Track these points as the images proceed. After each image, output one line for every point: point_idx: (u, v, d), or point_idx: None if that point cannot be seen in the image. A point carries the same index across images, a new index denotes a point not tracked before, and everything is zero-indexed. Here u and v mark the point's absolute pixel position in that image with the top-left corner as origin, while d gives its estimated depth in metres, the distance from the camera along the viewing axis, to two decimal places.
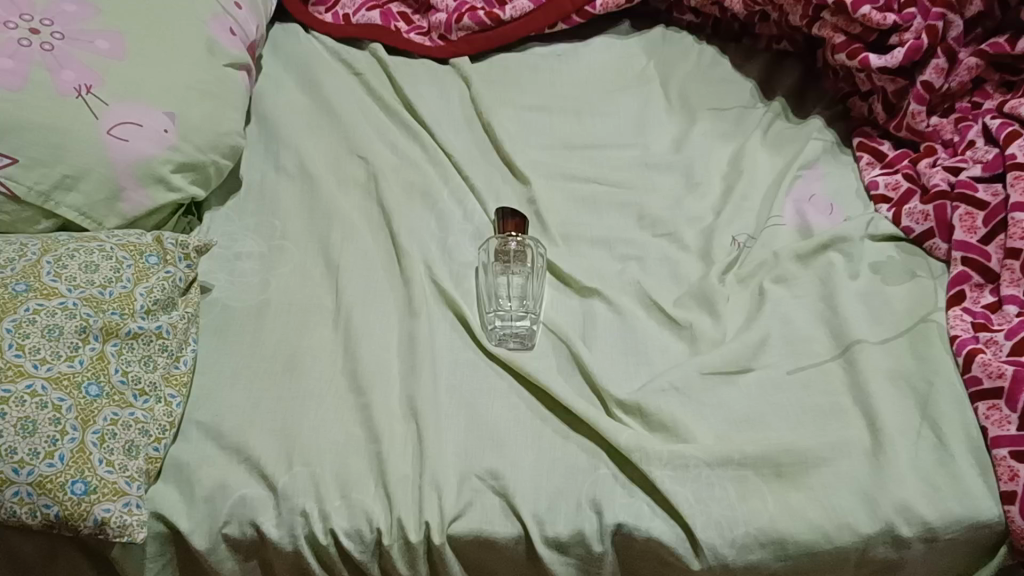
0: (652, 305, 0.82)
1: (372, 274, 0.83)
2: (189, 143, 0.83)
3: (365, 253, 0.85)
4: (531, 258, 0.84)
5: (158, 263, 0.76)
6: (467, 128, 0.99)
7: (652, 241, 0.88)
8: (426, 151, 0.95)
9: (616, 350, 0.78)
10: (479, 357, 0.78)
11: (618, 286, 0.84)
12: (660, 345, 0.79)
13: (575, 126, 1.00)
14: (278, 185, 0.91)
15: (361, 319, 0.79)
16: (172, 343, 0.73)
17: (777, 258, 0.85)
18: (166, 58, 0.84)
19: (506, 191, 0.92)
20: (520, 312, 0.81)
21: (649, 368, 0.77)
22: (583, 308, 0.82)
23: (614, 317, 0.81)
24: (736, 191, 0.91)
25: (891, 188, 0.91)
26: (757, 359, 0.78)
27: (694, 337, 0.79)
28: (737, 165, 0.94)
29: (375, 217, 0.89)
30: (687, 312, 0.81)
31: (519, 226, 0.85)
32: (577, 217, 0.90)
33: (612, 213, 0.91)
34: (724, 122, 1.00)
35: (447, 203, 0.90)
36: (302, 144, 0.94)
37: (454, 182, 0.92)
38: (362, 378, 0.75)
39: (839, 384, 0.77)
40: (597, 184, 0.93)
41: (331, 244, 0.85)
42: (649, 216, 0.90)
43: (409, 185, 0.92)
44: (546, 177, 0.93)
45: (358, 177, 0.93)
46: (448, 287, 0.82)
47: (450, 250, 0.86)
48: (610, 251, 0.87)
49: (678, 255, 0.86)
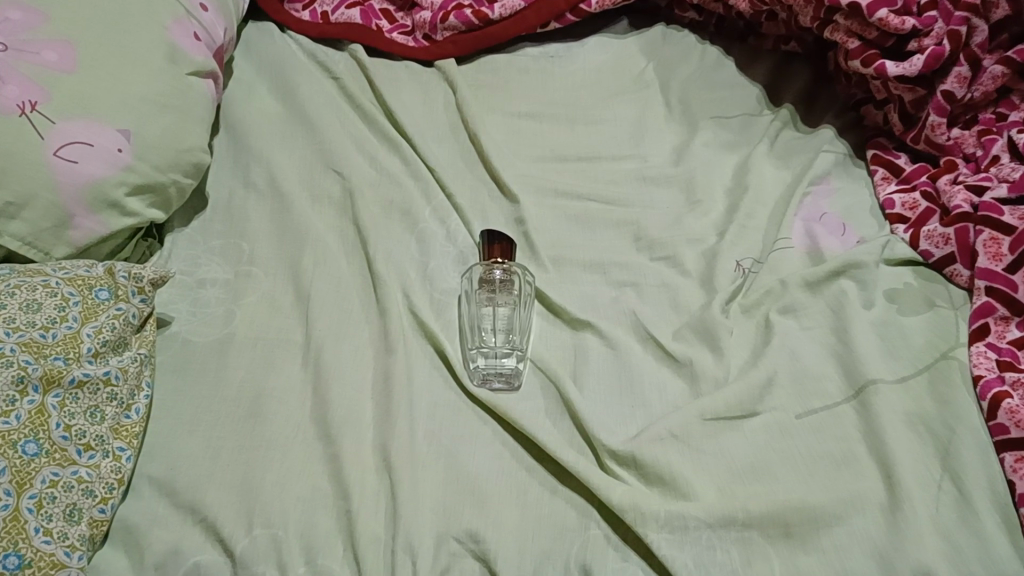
0: (649, 339, 0.75)
1: (345, 304, 0.77)
2: (147, 162, 0.76)
3: (338, 280, 0.78)
4: (517, 288, 0.77)
5: (109, 299, 0.69)
6: (452, 138, 0.92)
7: (650, 264, 0.81)
8: (407, 165, 0.89)
9: (609, 392, 0.72)
10: (460, 398, 0.72)
11: (613, 316, 0.77)
12: (657, 385, 0.72)
13: (568, 135, 0.93)
14: (246, 203, 0.85)
15: (332, 356, 0.73)
16: (122, 390, 0.66)
17: (785, 286, 0.78)
18: (121, 69, 0.77)
19: (493, 209, 0.86)
20: (505, 347, 0.74)
21: (646, 412, 0.71)
22: (575, 341, 0.76)
23: (609, 353, 0.74)
24: (740, 208, 0.85)
25: (908, 206, 0.84)
26: (763, 401, 0.71)
27: (695, 375, 0.73)
28: (742, 180, 0.87)
29: (351, 239, 0.83)
30: (688, 346, 0.75)
31: (506, 251, 0.77)
32: (569, 238, 0.83)
33: (606, 233, 0.84)
34: (727, 131, 0.93)
35: (429, 223, 0.84)
36: (273, 157, 0.87)
37: (436, 200, 0.86)
38: (331, 425, 0.68)
39: (853, 430, 0.70)
40: (591, 201, 0.86)
41: (302, 270, 0.79)
42: (647, 237, 0.83)
43: (388, 203, 0.85)
44: (536, 192, 0.87)
45: (333, 193, 0.86)
46: (428, 320, 0.76)
47: (431, 276, 0.80)
48: (604, 276, 0.81)
49: (678, 280, 0.80)
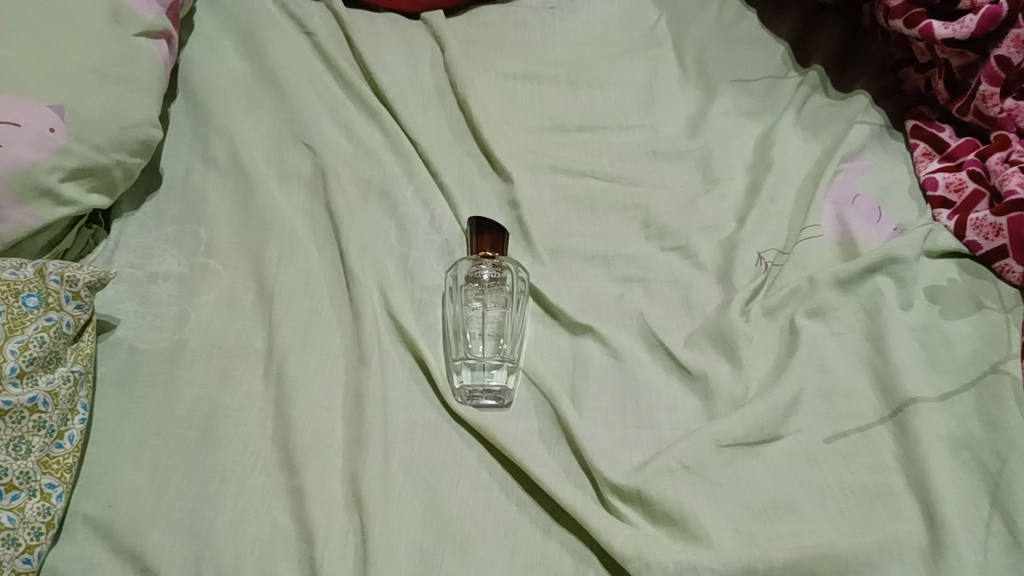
0: (657, 347, 0.67)
1: (314, 305, 0.68)
2: (85, 143, 0.66)
3: (307, 275, 0.69)
4: (508, 286, 0.68)
5: (38, 307, 0.59)
6: (439, 103, 0.82)
7: (660, 256, 0.72)
8: (387, 137, 0.79)
9: (612, 412, 0.63)
10: (443, 417, 0.63)
11: (616, 319, 0.68)
12: (665, 404, 0.64)
13: (569, 101, 0.83)
14: (206, 181, 0.75)
15: (297, 368, 0.64)
16: (52, 416, 0.57)
17: (813, 284, 0.69)
18: (55, 31, 0.67)
19: (483, 189, 0.76)
20: (494, 356, 0.65)
21: (652, 433, 0.62)
22: (573, 349, 0.67)
23: (612, 364, 0.66)
24: (762, 190, 0.75)
25: (953, 188, 0.74)
26: (786, 422, 0.63)
27: (709, 391, 0.64)
28: (765, 157, 0.78)
29: (323, 226, 0.73)
30: (702, 355, 0.66)
31: (496, 243, 0.68)
32: (569, 224, 0.74)
33: (611, 218, 0.75)
34: (749, 97, 0.83)
35: (411, 208, 0.74)
36: (237, 127, 0.78)
37: (420, 179, 0.76)
38: (294, 451, 0.60)
39: (889, 458, 0.62)
40: (594, 180, 0.77)
41: (266, 262, 0.70)
42: (657, 224, 0.74)
43: (365, 182, 0.75)
44: (531, 170, 0.77)
45: (303, 171, 0.76)
46: (407, 324, 0.67)
47: (412, 271, 0.71)
48: (608, 270, 0.71)
49: (691, 275, 0.71)
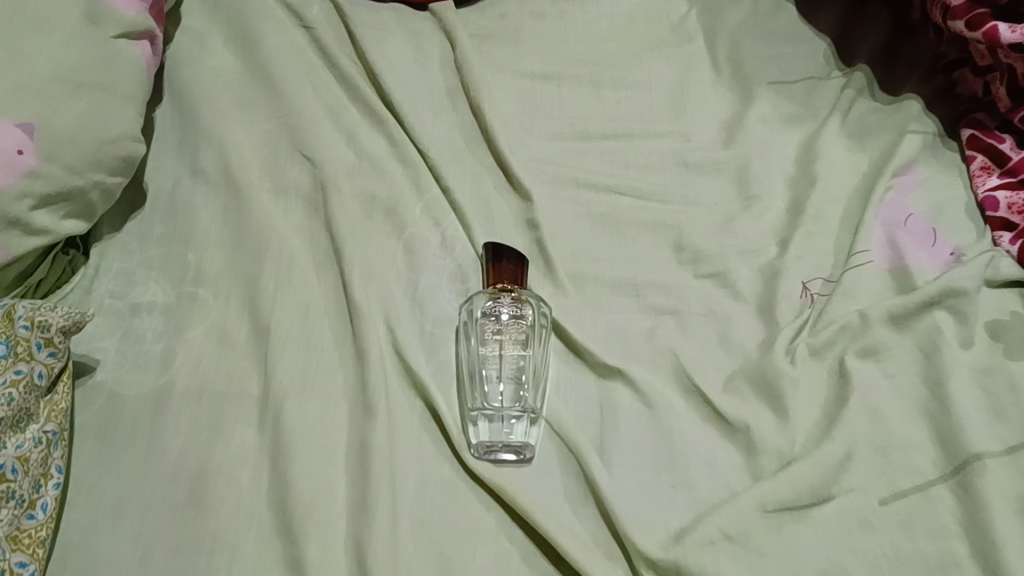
0: (694, 392, 0.60)
1: (314, 341, 0.61)
2: (58, 163, 0.59)
3: (306, 307, 0.63)
4: (530, 324, 0.62)
5: (6, 358, 0.53)
6: (451, 106, 0.75)
7: (695, 284, 0.65)
8: (393, 146, 0.72)
9: (645, 468, 0.57)
10: (457, 473, 0.57)
11: (648, 358, 0.62)
12: (702, 458, 0.58)
13: (593, 103, 0.76)
14: (194, 195, 0.68)
15: (296, 417, 0.58)
16: (21, 484, 0.51)
17: (865, 321, 0.62)
18: (23, 36, 0.59)
19: (499, 206, 0.69)
20: (513, 403, 0.59)
21: (689, 494, 0.57)
22: (601, 395, 0.61)
23: (644, 413, 0.60)
24: (806, 209, 0.68)
25: (1016, 210, 0.67)
26: (837, 482, 0.57)
27: (752, 445, 0.58)
28: (808, 170, 0.71)
29: (323, 248, 0.67)
30: (742, 402, 0.60)
31: (513, 275, 0.63)
32: (593, 247, 0.67)
33: (640, 239, 0.68)
34: (789, 102, 0.76)
35: (419, 227, 0.67)
36: (228, 134, 0.71)
37: (429, 194, 0.69)
38: (292, 516, 0.54)
39: (952, 523, 0.55)
40: (621, 195, 0.70)
41: (260, 292, 0.63)
42: (690, 247, 0.67)
43: (369, 198, 0.68)
44: (551, 185, 0.70)
45: (301, 185, 0.69)
46: (417, 365, 0.60)
47: (421, 300, 0.64)
48: (637, 299, 0.65)
49: (729, 307, 0.64)
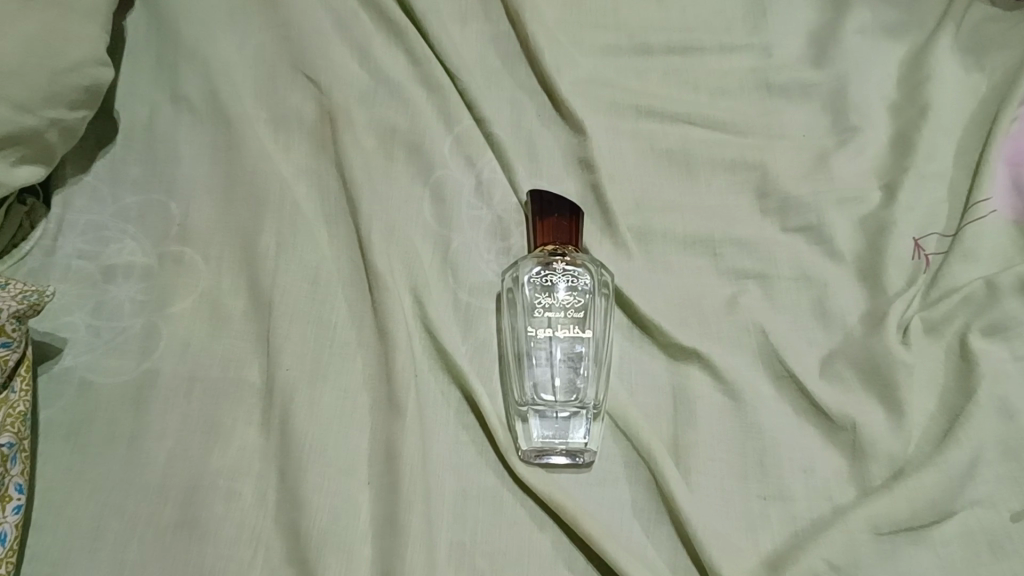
0: (785, 378, 0.50)
1: (327, 316, 0.51)
2: (3, 100, 0.47)
3: (315, 273, 0.52)
4: (587, 295, 0.51)
5: None
6: (483, 10, 0.62)
7: (783, 240, 0.54)
8: (416, 66, 0.60)
9: (729, 476, 0.47)
10: (503, 482, 0.47)
11: (729, 335, 0.51)
12: (798, 464, 0.48)
13: (654, 10, 0.63)
14: (176, 129, 0.56)
15: (307, 415, 0.48)
16: None
17: (992, 292, 0.51)
18: None
19: (544, 141, 0.58)
20: (568, 396, 0.49)
21: (784, 508, 0.47)
22: (674, 381, 0.50)
23: (727, 407, 0.49)
24: (916, 145, 0.57)
25: None
26: (962, 494, 0.46)
27: (860, 446, 0.48)
28: (916, 97, 0.59)
29: (334, 194, 0.55)
30: (846, 392, 0.50)
31: (557, 232, 0.51)
32: (659, 193, 0.56)
33: (715, 182, 0.56)
34: (891, 9, 0.63)
35: (450, 168, 0.56)
36: (215, 51, 0.58)
37: (461, 127, 0.58)
38: (306, 543, 0.44)
39: None
40: (691, 126, 0.58)
41: (260, 255, 0.52)
42: (777, 193, 0.56)
43: (388, 132, 0.57)
44: (607, 114, 0.58)
45: (305, 116, 0.57)
46: (451, 345, 0.50)
47: (454, 262, 0.53)
48: (715, 260, 0.54)
49: (825, 271, 0.53)
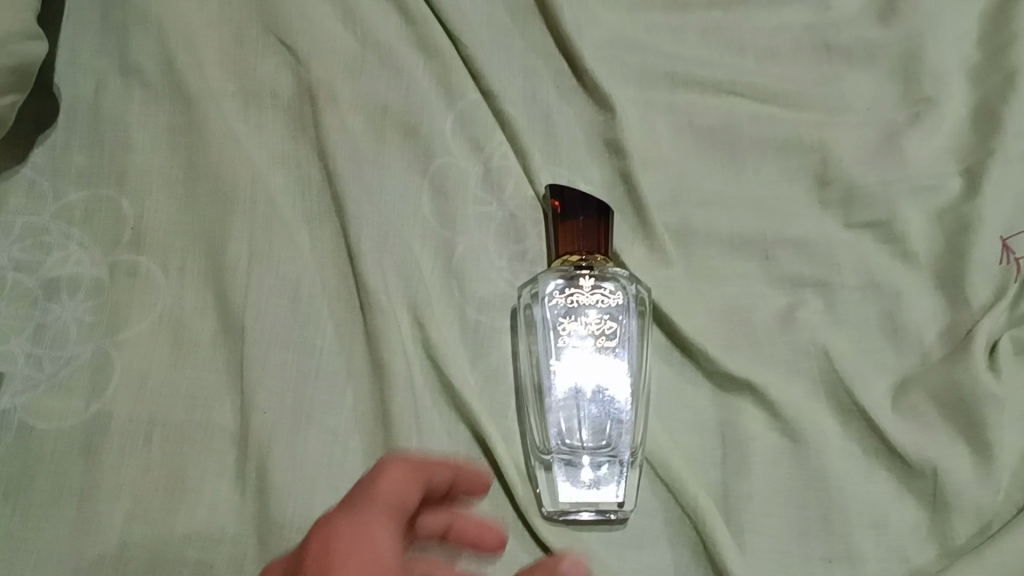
0: (853, 413, 0.43)
1: (310, 339, 0.43)
2: None
3: (296, 286, 0.44)
4: (621, 317, 0.43)
5: None
6: None
7: (846, 238, 0.47)
8: (411, 26, 0.50)
9: (788, 535, 0.40)
10: (523, 543, 0.40)
11: (784, 358, 0.44)
12: (868, 518, 0.40)
13: None
14: (127, 106, 0.47)
15: (289, 467, 0.40)
16: None
17: None
18: None
19: (564, 118, 0.49)
20: (598, 441, 0.42)
21: (852, 572, 0.40)
22: (721, 415, 0.43)
23: (785, 450, 0.42)
24: (1003, 120, 0.48)
25: None
26: None
27: (940, 498, 0.41)
28: (1000, 62, 0.50)
29: (317, 187, 0.47)
30: (923, 428, 0.42)
31: (581, 238, 0.43)
32: (701, 181, 0.48)
33: (764, 167, 0.49)
34: None
35: (453, 154, 0.48)
36: (173, 13, 0.49)
37: (465, 101, 0.49)
38: None
39: None
40: (737, 97, 0.50)
41: (228, 267, 0.44)
42: (838, 181, 0.48)
43: (378, 109, 0.48)
44: (638, 83, 0.50)
45: (280, 90, 0.48)
46: (459, 376, 0.43)
47: (460, 270, 0.45)
48: (767, 264, 0.46)
49: (897, 276, 0.46)
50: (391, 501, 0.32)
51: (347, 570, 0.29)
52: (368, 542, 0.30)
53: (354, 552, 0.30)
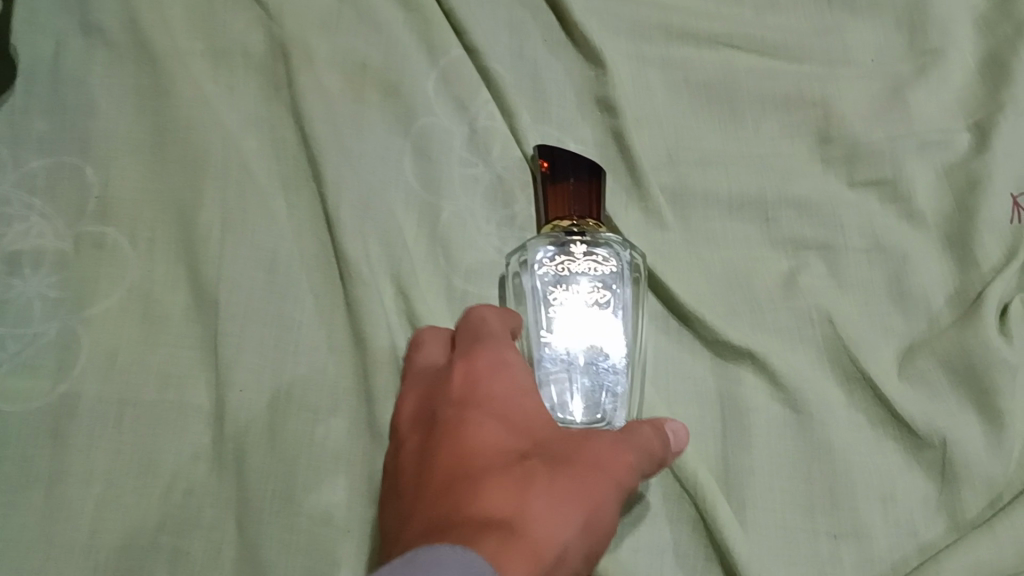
0: (858, 381, 0.41)
1: (288, 312, 0.41)
2: None
3: (272, 257, 0.42)
4: (614, 285, 0.41)
5: None
6: None
7: (850, 198, 0.44)
8: None
9: (791, 511, 0.38)
10: None
11: (786, 325, 0.42)
12: (875, 491, 0.39)
13: None
14: (89, 66, 0.44)
15: (269, 448, 0.38)
16: None
17: None
18: None
19: (552, 75, 0.47)
20: (591, 415, 0.38)
21: (859, 548, 0.38)
22: (721, 386, 0.41)
23: (788, 422, 0.40)
24: (1014, 73, 0.46)
25: None
26: None
27: (950, 469, 0.39)
28: (1011, 8, 0.47)
29: (293, 151, 0.44)
30: (932, 397, 0.40)
31: (569, 201, 0.41)
32: (698, 138, 0.46)
33: (764, 123, 0.46)
34: None
35: (436, 114, 0.45)
36: None
37: (449, 57, 0.46)
38: None
39: None
40: (734, 50, 0.47)
41: (200, 237, 0.42)
42: (841, 138, 0.46)
43: (357, 67, 0.46)
44: (630, 36, 0.47)
45: (251, 48, 0.46)
46: None
47: (445, 237, 0.43)
48: (767, 225, 0.44)
49: (903, 237, 0.44)
50: (504, 334, 0.38)
51: (489, 369, 0.36)
52: (506, 370, 0.36)
53: (495, 367, 0.36)
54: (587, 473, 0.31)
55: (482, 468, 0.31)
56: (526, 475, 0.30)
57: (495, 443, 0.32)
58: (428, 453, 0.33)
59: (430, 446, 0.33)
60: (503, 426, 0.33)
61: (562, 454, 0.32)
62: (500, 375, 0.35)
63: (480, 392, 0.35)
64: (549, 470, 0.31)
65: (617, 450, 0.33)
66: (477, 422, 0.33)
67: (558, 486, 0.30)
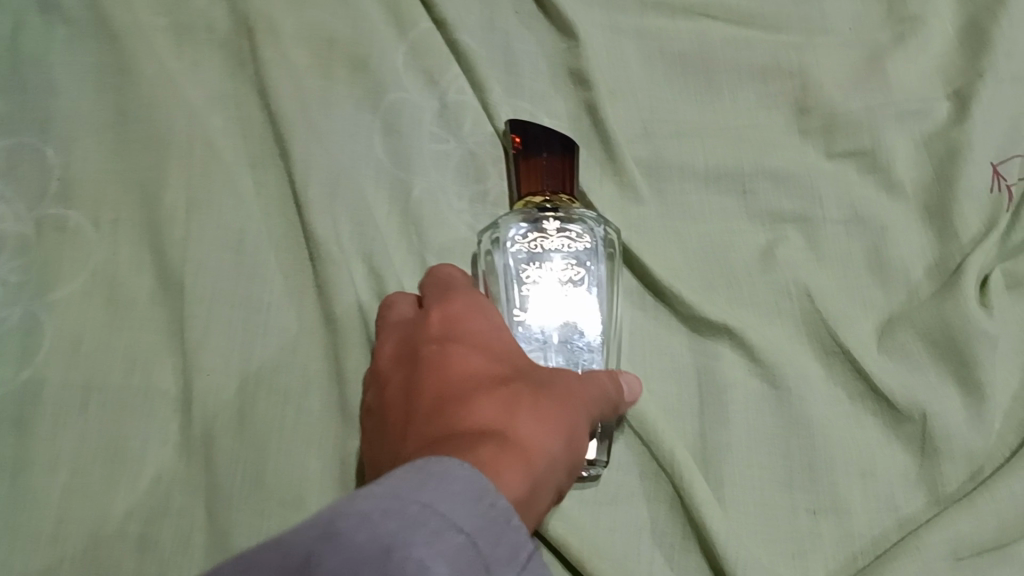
0: (836, 356, 0.40)
1: (256, 294, 0.40)
2: None
3: (240, 238, 0.41)
4: (588, 262, 0.40)
5: None
6: None
7: (828, 170, 0.44)
8: None
9: (771, 487, 0.38)
10: None
11: (764, 300, 0.41)
12: (856, 466, 0.38)
13: None
14: (48, 45, 0.43)
15: (239, 434, 0.38)
16: None
17: None
18: None
19: (524, 48, 0.46)
20: None
21: (840, 524, 0.37)
22: (698, 362, 0.40)
23: (767, 397, 0.40)
24: (993, 40, 0.45)
25: None
26: None
27: (931, 442, 0.38)
28: None
29: (259, 130, 0.43)
30: (912, 370, 0.40)
31: (543, 176, 0.40)
32: (674, 111, 0.45)
33: (740, 94, 0.45)
34: None
35: (406, 89, 0.44)
36: None
37: (418, 32, 0.45)
38: None
39: None
40: (708, 20, 0.46)
41: (165, 219, 0.41)
42: (818, 108, 0.45)
43: (324, 42, 0.45)
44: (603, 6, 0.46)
45: (215, 23, 0.45)
46: None
47: (416, 215, 0.42)
48: (744, 198, 0.43)
49: (882, 209, 0.43)
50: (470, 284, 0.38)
51: (463, 310, 0.36)
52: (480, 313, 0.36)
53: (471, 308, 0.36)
54: (561, 396, 0.31)
55: (466, 390, 0.30)
56: (513, 393, 0.30)
57: (477, 369, 0.32)
58: (411, 387, 0.32)
59: (412, 381, 0.33)
60: (482, 356, 0.33)
61: (540, 380, 0.32)
62: (478, 314, 0.35)
63: (460, 329, 0.34)
64: (531, 392, 0.31)
65: (583, 383, 0.34)
66: (457, 353, 0.33)
67: (540, 404, 0.30)
